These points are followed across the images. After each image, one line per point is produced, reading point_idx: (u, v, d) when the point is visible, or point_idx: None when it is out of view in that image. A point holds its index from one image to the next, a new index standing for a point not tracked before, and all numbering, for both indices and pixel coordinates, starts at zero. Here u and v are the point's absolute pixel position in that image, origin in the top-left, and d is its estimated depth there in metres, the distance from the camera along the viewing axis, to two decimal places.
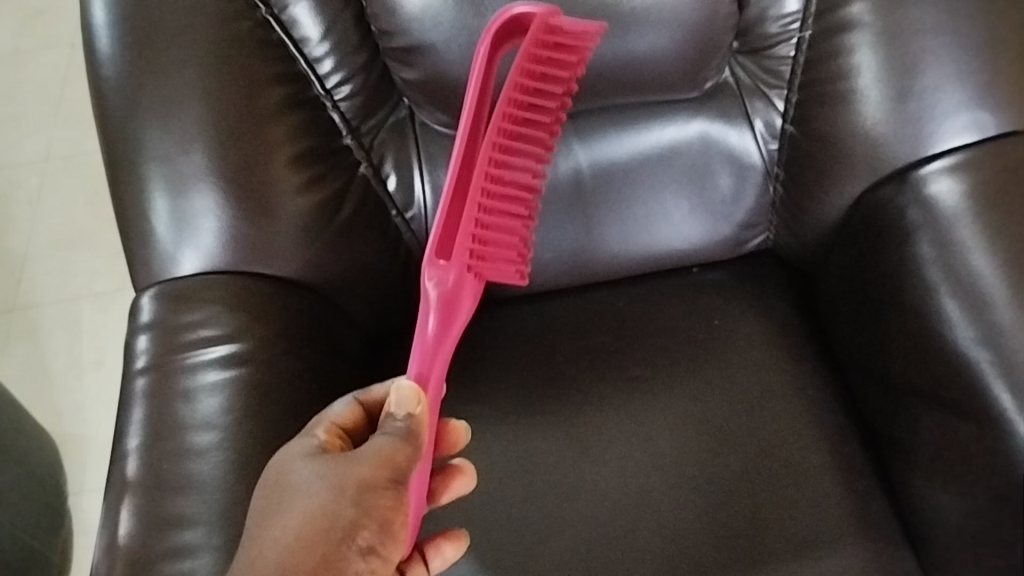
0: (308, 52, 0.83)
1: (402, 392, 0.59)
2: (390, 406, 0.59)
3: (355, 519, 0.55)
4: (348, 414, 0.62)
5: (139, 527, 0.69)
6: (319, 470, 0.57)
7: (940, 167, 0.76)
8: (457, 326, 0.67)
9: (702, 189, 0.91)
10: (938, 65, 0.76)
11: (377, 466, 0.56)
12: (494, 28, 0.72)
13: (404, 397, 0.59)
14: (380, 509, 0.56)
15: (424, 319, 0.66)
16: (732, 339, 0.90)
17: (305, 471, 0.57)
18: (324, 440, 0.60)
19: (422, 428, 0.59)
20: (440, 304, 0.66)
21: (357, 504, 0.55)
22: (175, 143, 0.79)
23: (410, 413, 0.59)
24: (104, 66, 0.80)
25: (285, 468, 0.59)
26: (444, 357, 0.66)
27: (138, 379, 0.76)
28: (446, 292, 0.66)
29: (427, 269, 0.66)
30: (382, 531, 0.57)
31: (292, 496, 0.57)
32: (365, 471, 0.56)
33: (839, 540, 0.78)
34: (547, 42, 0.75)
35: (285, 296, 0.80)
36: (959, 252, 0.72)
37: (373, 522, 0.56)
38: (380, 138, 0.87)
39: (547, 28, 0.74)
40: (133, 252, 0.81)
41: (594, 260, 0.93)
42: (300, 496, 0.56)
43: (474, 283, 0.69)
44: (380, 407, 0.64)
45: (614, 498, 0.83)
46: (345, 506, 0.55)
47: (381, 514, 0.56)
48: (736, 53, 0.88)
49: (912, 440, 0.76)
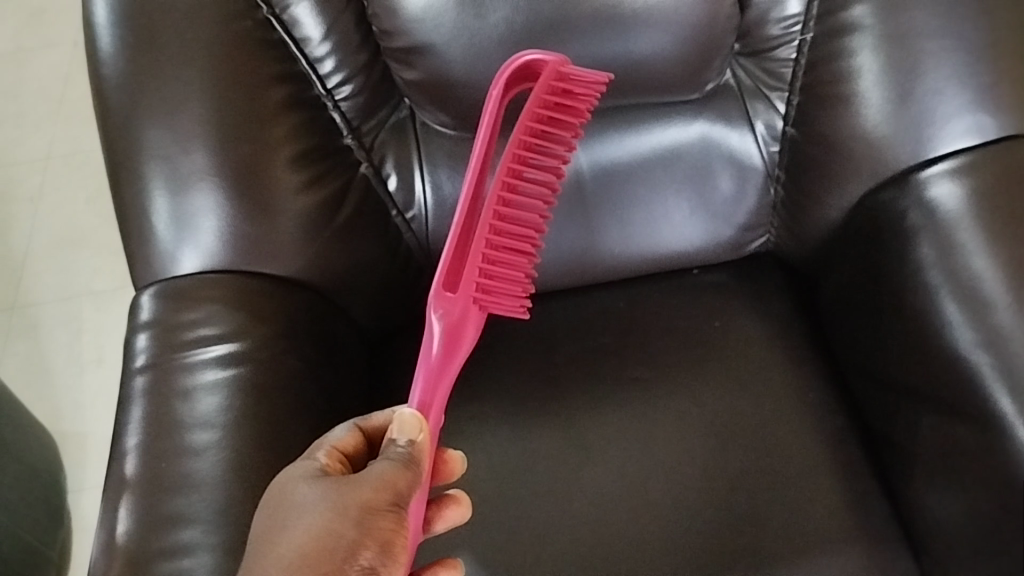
0: (309, 52, 0.83)
1: (404, 420, 0.61)
2: (392, 432, 0.60)
3: (357, 539, 0.55)
4: (348, 439, 0.62)
5: (138, 525, 0.69)
6: (320, 492, 0.57)
7: (941, 170, 0.76)
8: (462, 354, 0.67)
9: (704, 191, 0.91)
10: (939, 68, 0.76)
11: (378, 489, 0.56)
12: (506, 75, 0.77)
13: (406, 424, 0.61)
14: (381, 531, 0.56)
15: (428, 343, 0.66)
16: (732, 341, 0.90)
17: (307, 492, 0.57)
18: (325, 462, 0.60)
19: (423, 454, 0.60)
20: (445, 331, 0.66)
21: (359, 524, 0.55)
22: (176, 141, 0.79)
23: (411, 439, 0.60)
24: (105, 64, 0.80)
25: (286, 489, 0.58)
26: (447, 385, 0.66)
27: (138, 377, 0.76)
28: (452, 320, 0.67)
29: (435, 298, 0.67)
30: (383, 553, 0.56)
31: (294, 516, 0.57)
32: (366, 493, 0.56)
33: (838, 543, 0.78)
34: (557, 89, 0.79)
35: (286, 295, 0.80)
36: (960, 254, 0.72)
37: (374, 542, 0.56)
38: (381, 138, 0.87)
39: (557, 76, 0.79)
40: (133, 251, 0.81)
41: (595, 261, 0.93)
42: (302, 516, 0.56)
43: (479, 315, 0.69)
44: (379, 434, 0.64)
45: (613, 499, 0.82)
46: (348, 525, 0.55)
47: (382, 535, 0.56)
48: (737, 55, 0.87)
49: (912, 443, 0.76)
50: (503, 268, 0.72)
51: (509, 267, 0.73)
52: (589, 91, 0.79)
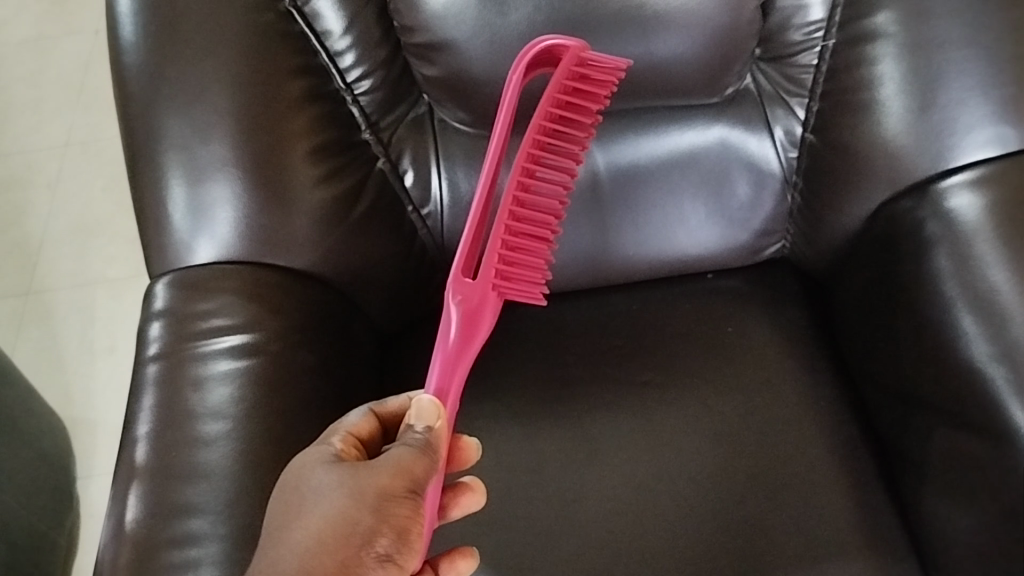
0: (330, 46, 0.84)
1: (422, 406, 0.61)
2: (410, 418, 0.60)
3: (374, 526, 0.55)
4: (364, 424, 0.62)
5: (146, 514, 0.69)
6: (336, 477, 0.57)
7: (961, 181, 0.75)
8: (479, 341, 0.67)
9: (720, 196, 0.90)
10: (962, 78, 0.76)
11: (395, 475, 0.56)
12: (526, 58, 0.76)
13: (424, 411, 0.61)
14: (397, 518, 0.56)
15: (445, 330, 0.66)
16: (745, 347, 0.89)
17: (323, 477, 0.57)
18: (341, 448, 0.60)
19: (440, 441, 0.60)
20: (463, 318, 0.66)
21: (375, 511, 0.55)
22: (195, 131, 0.79)
23: (429, 426, 0.60)
24: (127, 53, 0.81)
25: (302, 474, 0.58)
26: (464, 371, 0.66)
27: (150, 366, 0.76)
28: (470, 307, 0.67)
29: (452, 285, 0.67)
30: (399, 540, 0.56)
31: (311, 501, 0.57)
32: (383, 479, 0.56)
33: (847, 554, 0.77)
34: (576, 74, 0.78)
35: (300, 288, 0.80)
36: (978, 267, 0.72)
37: (391, 529, 0.56)
38: (398, 134, 0.87)
39: (578, 61, 0.78)
40: (149, 239, 0.81)
41: (609, 263, 0.93)
42: (319, 501, 0.56)
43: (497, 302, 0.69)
44: (395, 420, 0.64)
45: (621, 502, 0.82)
46: (365, 512, 0.55)
47: (399, 522, 0.56)
48: (758, 60, 0.87)
49: (924, 454, 0.76)
50: (520, 256, 0.72)
51: (527, 255, 0.73)
52: (609, 77, 0.78)
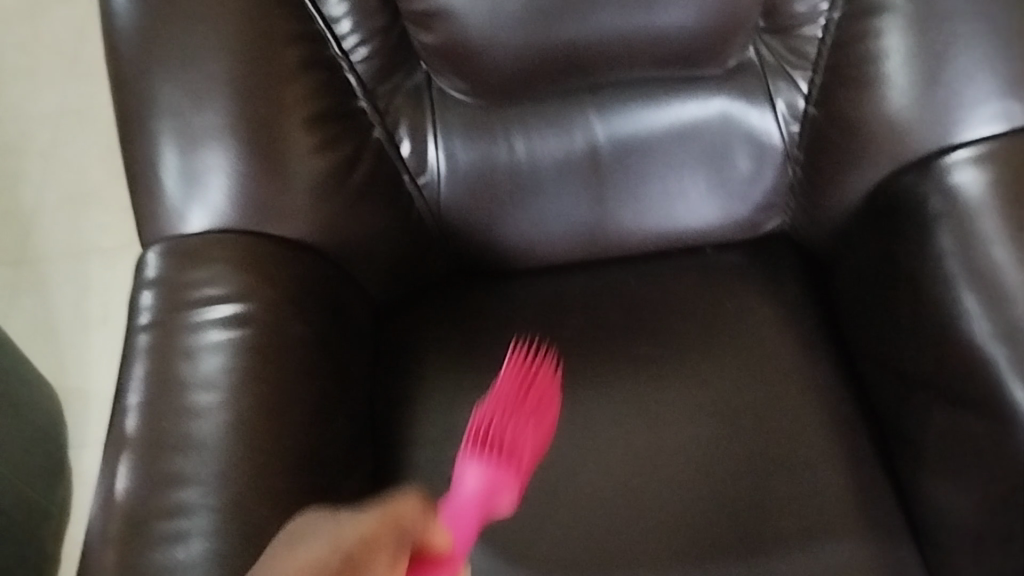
0: (326, 12, 0.82)
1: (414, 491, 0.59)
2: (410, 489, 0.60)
3: (363, 550, 0.53)
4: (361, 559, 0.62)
5: (137, 484, 0.68)
6: (340, 520, 0.58)
7: (965, 157, 0.74)
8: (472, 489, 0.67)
9: (720, 169, 0.89)
10: (969, 52, 0.75)
11: (401, 505, 0.57)
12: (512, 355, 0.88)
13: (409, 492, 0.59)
14: (388, 549, 0.54)
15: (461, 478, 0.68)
16: (743, 322, 0.89)
17: (329, 519, 0.59)
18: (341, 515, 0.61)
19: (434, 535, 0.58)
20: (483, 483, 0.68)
21: (371, 538, 0.54)
22: (189, 98, 0.78)
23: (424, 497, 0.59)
24: (119, 17, 0.79)
25: (307, 528, 0.59)
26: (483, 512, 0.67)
27: (141, 335, 0.75)
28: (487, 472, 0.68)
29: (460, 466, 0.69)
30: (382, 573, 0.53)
31: (310, 535, 0.57)
32: (384, 508, 0.56)
33: (843, 532, 0.77)
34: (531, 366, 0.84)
35: (294, 258, 0.80)
36: (980, 243, 0.71)
37: (377, 560, 0.53)
38: (395, 102, 0.86)
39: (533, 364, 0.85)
40: (141, 207, 0.80)
41: (607, 235, 0.92)
42: (319, 534, 0.57)
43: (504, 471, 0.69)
44: None
45: (616, 478, 0.82)
46: (357, 538, 0.54)
47: (389, 556, 0.54)
48: (762, 32, 0.85)
49: (922, 432, 0.75)
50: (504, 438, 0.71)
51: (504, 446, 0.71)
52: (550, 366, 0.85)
